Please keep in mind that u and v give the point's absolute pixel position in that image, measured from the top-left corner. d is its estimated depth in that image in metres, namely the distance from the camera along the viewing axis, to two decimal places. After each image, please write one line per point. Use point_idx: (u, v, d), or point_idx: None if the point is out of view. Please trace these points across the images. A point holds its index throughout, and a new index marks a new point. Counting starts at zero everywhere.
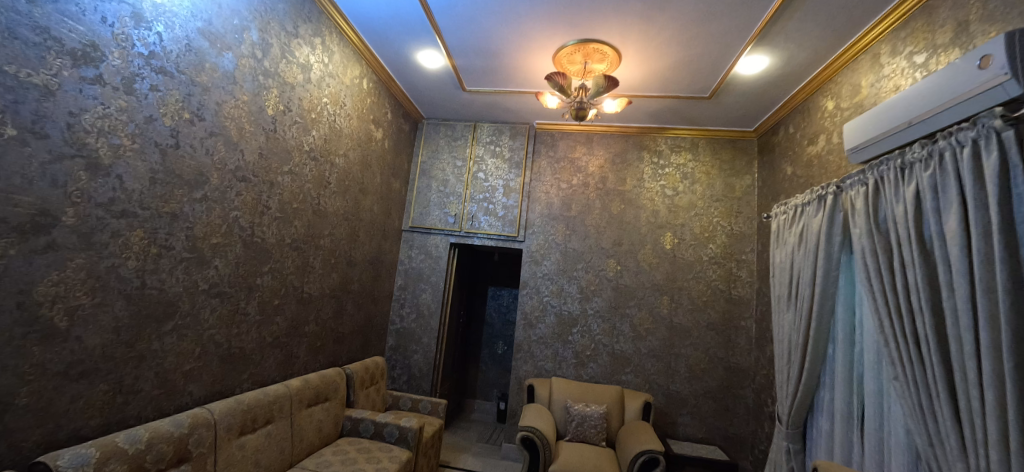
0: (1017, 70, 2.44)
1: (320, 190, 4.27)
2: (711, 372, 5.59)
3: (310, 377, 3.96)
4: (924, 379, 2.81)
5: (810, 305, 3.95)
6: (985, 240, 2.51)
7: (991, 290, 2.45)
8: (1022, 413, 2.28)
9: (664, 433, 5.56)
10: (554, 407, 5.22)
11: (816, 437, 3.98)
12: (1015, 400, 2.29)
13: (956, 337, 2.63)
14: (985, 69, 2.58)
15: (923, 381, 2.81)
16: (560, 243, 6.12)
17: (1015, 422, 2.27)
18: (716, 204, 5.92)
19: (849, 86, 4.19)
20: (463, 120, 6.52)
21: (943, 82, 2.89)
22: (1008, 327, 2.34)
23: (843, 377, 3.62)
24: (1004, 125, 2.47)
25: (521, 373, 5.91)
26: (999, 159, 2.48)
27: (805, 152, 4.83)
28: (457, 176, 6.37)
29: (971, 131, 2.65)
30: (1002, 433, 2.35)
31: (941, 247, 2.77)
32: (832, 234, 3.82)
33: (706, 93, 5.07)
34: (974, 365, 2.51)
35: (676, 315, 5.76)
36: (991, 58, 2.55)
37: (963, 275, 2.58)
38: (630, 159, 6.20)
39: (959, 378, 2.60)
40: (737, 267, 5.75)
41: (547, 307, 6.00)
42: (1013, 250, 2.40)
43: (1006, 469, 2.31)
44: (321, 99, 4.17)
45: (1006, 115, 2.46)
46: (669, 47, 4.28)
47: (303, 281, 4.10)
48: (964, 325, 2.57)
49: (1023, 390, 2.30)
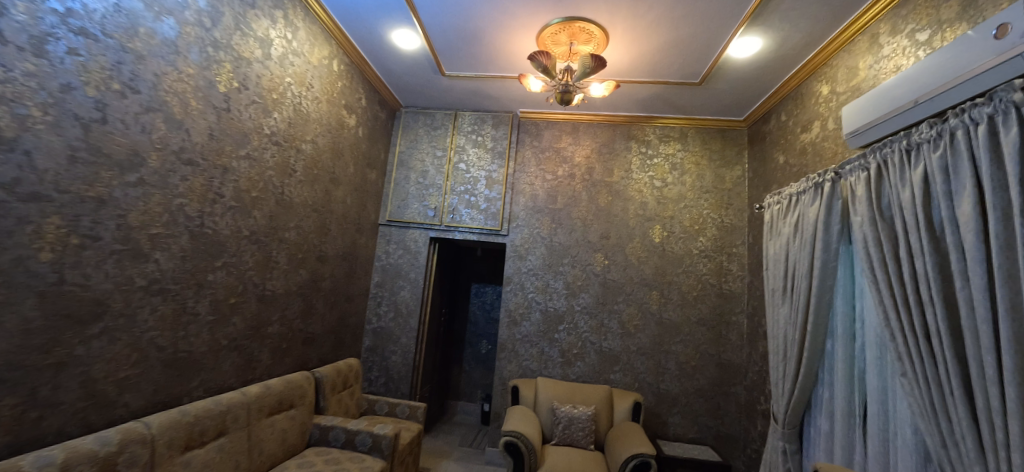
0: None
1: (284, 178, 3.92)
2: (702, 369, 5.39)
3: (273, 382, 3.62)
4: (937, 376, 2.61)
5: (807, 298, 3.74)
6: (1004, 225, 2.31)
7: (1013, 279, 2.26)
8: None
9: (655, 434, 5.35)
10: (540, 410, 4.96)
11: (813, 436, 3.79)
12: None
13: (973, 331, 2.44)
14: (1002, 40, 2.36)
15: (935, 378, 2.61)
16: (545, 237, 5.85)
17: None
18: (706, 195, 5.72)
19: (845, 69, 3.98)
20: (443, 109, 6.20)
21: (951, 57, 2.68)
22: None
23: (844, 374, 3.42)
24: None
25: (505, 373, 5.63)
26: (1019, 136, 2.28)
27: (799, 139, 4.62)
28: (437, 167, 6.05)
29: (987, 107, 2.45)
30: None
31: (953, 233, 2.57)
32: (830, 223, 3.61)
33: (696, 79, 4.85)
34: (993, 360, 2.31)
35: (665, 311, 5.54)
36: (1009, 27, 2.34)
37: (980, 263, 2.38)
38: (617, 149, 5.96)
39: (976, 374, 2.40)
40: (728, 260, 5.56)
41: (532, 304, 5.73)
42: None
43: None
44: (284, 79, 3.83)
45: None
46: (659, 27, 4.03)
47: (264, 278, 3.75)
48: (981, 317, 2.37)
49: None
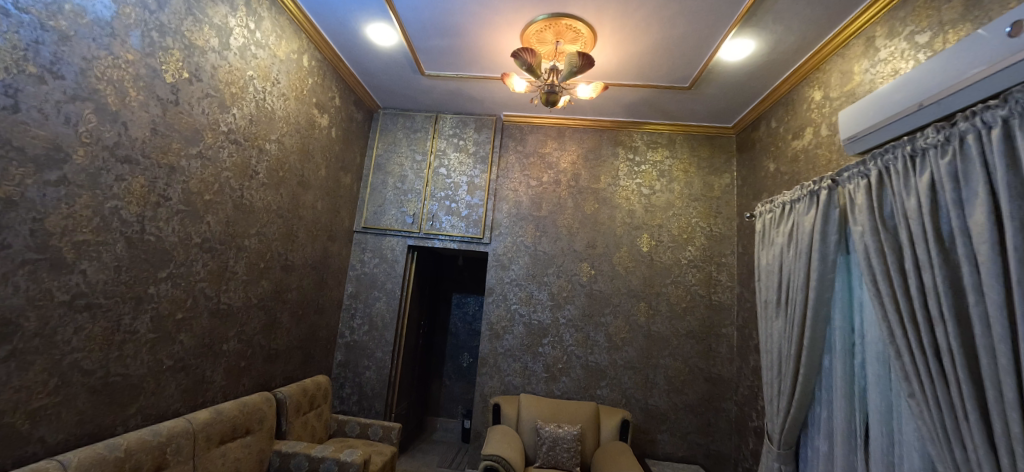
0: None
1: (243, 180, 3.63)
2: (692, 383, 5.17)
3: (224, 407, 3.30)
4: (947, 398, 2.39)
5: (803, 312, 3.54)
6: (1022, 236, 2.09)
7: None
8: None
9: (643, 453, 5.11)
10: (523, 429, 4.67)
11: (811, 458, 3.57)
12: None
13: (988, 349, 2.21)
14: (1018, 38, 2.14)
15: (947, 402, 2.39)
16: (529, 245, 5.60)
17: None
18: (694, 203, 5.55)
19: (838, 74, 3.82)
20: (424, 111, 5.92)
21: (958, 57, 2.48)
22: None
23: (844, 392, 3.20)
24: None
25: (486, 389, 5.33)
26: None
27: (789, 147, 4.45)
28: (416, 172, 5.76)
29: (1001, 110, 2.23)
30: None
31: (964, 244, 2.36)
32: (826, 232, 3.43)
33: (686, 82, 4.68)
34: (1012, 381, 2.09)
35: (653, 323, 5.32)
36: None
37: (995, 277, 2.17)
38: (604, 155, 5.76)
39: (993, 397, 2.18)
40: (717, 270, 5.38)
41: (514, 316, 5.46)
42: None
43: None
44: (245, 72, 3.59)
45: None
46: (647, 26, 3.84)
47: (218, 290, 3.43)
48: (996, 335, 2.15)
49: None
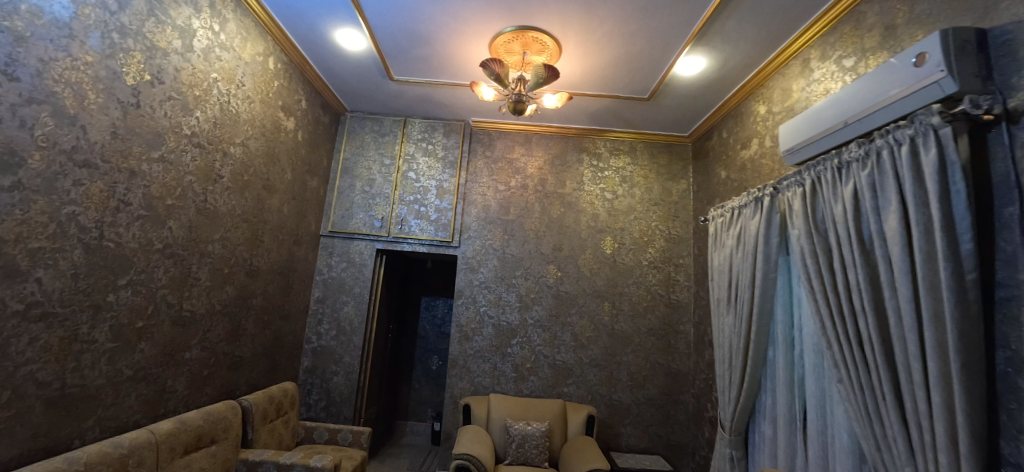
0: (952, 67, 2.29)
1: (207, 185, 3.57)
2: (652, 379, 5.45)
3: (188, 416, 3.24)
4: (868, 382, 2.70)
5: (750, 308, 3.85)
6: (925, 238, 2.41)
7: (934, 288, 2.34)
8: (971, 415, 2.17)
9: (608, 446, 5.33)
10: (493, 428, 4.79)
11: (758, 442, 3.88)
12: (964, 402, 2.17)
13: (901, 337, 2.52)
14: (922, 67, 2.44)
15: (868, 385, 2.69)
16: (497, 248, 5.72)
17: (965, 425, 2.16)
18: (654, 208, 5.85)
19: (780, 90, 4.17)
20: (392, 115, 5.94)
21: (876, 81, 2.79)
22: (954, 328, 2.22)
23: (785, 380, 3.52)
24: (942, 122, 2.36)
25: (456, 391, 5.41)
26: (937, 156, 2.38)
27: (738, 156, 4.80)
28: (385, 176, 5.78)
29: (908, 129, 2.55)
30: (950, 436, 2.22)
31: (881, 246, 2.67)
32: (769, 235, 3.75)
33: (645, 94, 4.95)
34: (919, 365, 2.39)
35: (617, 322, 5.57)
36: (927, 55, 2.41)
37: (905, 274, 2.48)
38: (569, 161, 5.97)
39: (905, 379, 2.48)
40: (675, 271, 5.69)
41: (483, 318, 5.57)
42: (955, 248, 2.30)
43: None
44: (209, 75, 3.53)
45: (943, 112, 2.35)
46: (609, 41, 4.06)
47: (180, 297, 3.36)
48: (907, 325, 2.46)
49: (970, 391, 2.19)
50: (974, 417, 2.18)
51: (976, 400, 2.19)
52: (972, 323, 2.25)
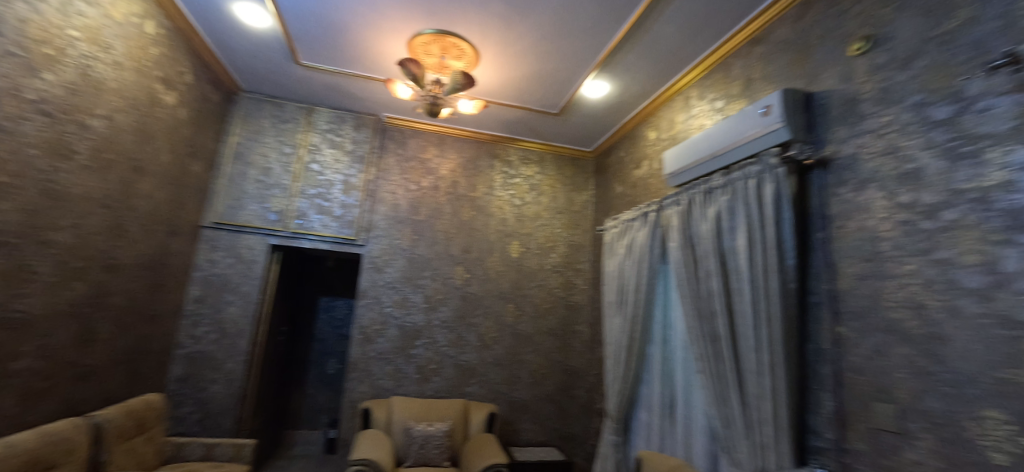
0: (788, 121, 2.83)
1: (56, 161, 3.00)
2: (550, 376, 5.80)
3: (17, 438, 2.69)
4: (718, 373, 3.17)
5: (635, 310, 4.34)
6: (763, 253, 2.92)
7: (767, 294, 2.85)
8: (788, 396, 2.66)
9: (507, 442, 5.54)
10: (394, 431, 4.70)
11: (637, 429, 4.36)
12: (785, 386, 2.67)
13: (743, 335, 3.01)
14: (767, 118, 2.95)
15: (719, 376, 3.16)
16: (405, 248, 5.63)
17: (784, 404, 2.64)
18: (558, 216, 6.23)
19: (667, 120, 4.74)
20: (295, 101, 5.51)
21: (734, 125, 3.30)
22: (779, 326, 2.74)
23: (661, 373, 4.03)
24: (778, 162, 2.89)
25: (354, 395, 5.19)
26: (774, 188, 2.91)
27: (632, 174, 5.34)
28: (283, 165, 5.34)
29: (756, 165, 3.09)
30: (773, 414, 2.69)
31: (733, 259, 3.18)
32: (653, 246, 4.26)
33: (555, 109, 5.28)
34: (754, 357, 2.87)
35: (520, 322, 5.82)
36: (771, 108, 2.92)
37: (749, 283, 2.98)
38: (481, 166, 6.10)
39: (745, 369, 2.96)
40: (574, 275, 6.12)
41: (388, 319, 5.43)
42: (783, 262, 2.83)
43: (778, 445, 2.65)
44: (65, 31, 2.98)
45: (779, 155, 2.88)
46: (524, 57, 4.27)
47: (11, 294, 2.78)
48: (748, 324, 2.94)
49: (788, 377, 2.69)
50: (787, 395, 2.66)
51: (791, 383, 2.68)
52: (790, 322, 2.76)
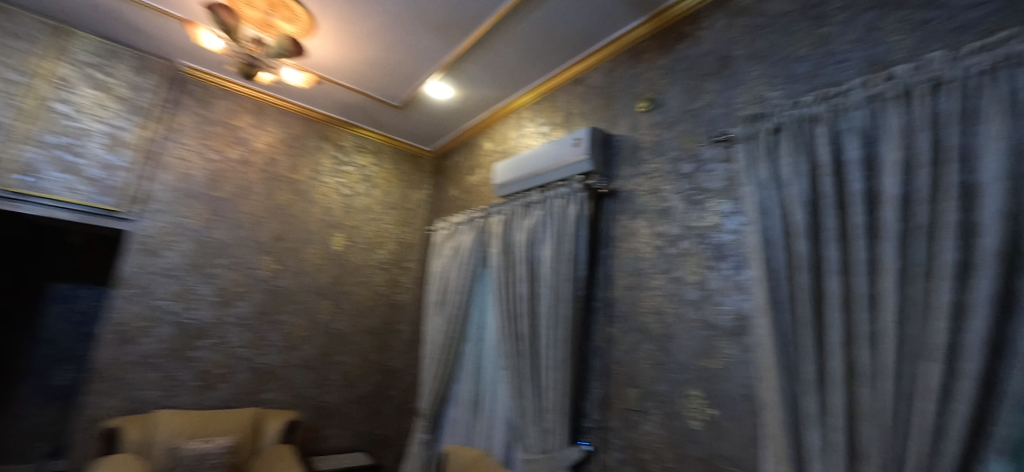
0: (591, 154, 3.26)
1: None
2: (364, 377, 5.54)
3: None
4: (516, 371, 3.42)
5: (455, 311, 4.46)
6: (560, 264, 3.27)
7: (560, 300, 3.20)
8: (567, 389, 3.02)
9: (308, 451, 5.07)
10: (154, 452, 3.84)
11: (445, 427, 4.47)
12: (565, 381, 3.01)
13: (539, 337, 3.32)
14: (575, 149, 3.33)
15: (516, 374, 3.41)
16: (197, 229, 4.70)
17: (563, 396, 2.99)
18: (390, 211, 6.04)
19: (502, 134, 5.04)
20: (35, 13, 4.06)
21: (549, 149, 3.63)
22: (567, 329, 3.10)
23: (474, 371, 4.26)
24: (580, 187, 3.30)
25: (99, 410, 4.07)
26: (574, 208, 3.31)
27: (466, 179, 5.52)
28: (5, 98, 3.86)
29: (564, 186, 3.47)
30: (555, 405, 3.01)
31: (538, 267, 3.49)
32: (477, 251, 4.46)
33: (395, 101, 5.11)
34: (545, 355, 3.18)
35: (335, 321, 5.42)
36: (579, 141, 3.30)
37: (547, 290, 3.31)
38: (307, 146, 5.51)
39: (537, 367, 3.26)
40: (400, 274, 6.00)
41: (162, 314, 4.44)
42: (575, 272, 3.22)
43: (555, 433, 2.98)
44: None
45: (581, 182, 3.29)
46: (365, 39, 4.02)
47: None
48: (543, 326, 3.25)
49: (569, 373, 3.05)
50: (569, 384, 3.02)
51: (571, 378, 3.04)
52: (576, 325, 3.15)
